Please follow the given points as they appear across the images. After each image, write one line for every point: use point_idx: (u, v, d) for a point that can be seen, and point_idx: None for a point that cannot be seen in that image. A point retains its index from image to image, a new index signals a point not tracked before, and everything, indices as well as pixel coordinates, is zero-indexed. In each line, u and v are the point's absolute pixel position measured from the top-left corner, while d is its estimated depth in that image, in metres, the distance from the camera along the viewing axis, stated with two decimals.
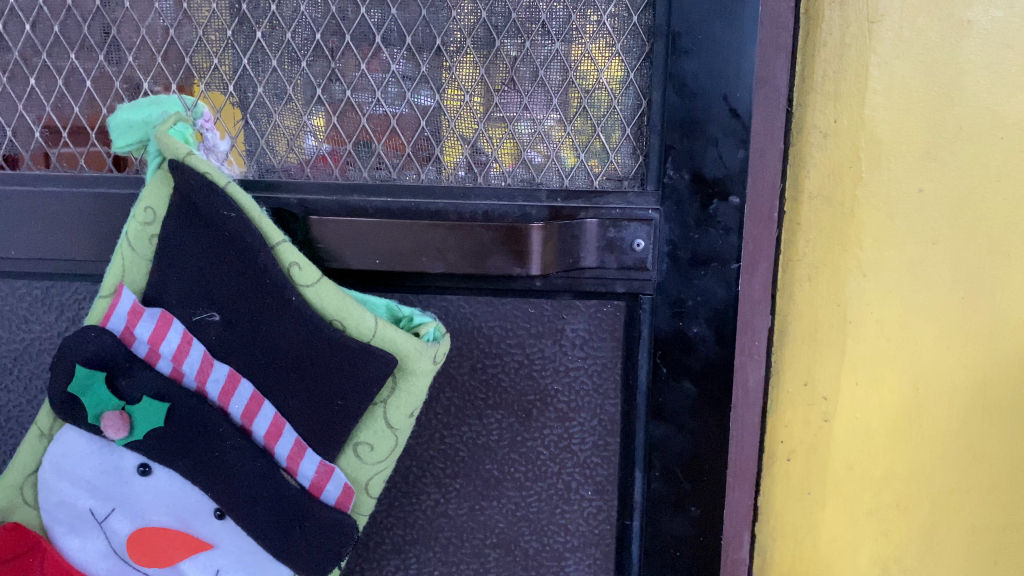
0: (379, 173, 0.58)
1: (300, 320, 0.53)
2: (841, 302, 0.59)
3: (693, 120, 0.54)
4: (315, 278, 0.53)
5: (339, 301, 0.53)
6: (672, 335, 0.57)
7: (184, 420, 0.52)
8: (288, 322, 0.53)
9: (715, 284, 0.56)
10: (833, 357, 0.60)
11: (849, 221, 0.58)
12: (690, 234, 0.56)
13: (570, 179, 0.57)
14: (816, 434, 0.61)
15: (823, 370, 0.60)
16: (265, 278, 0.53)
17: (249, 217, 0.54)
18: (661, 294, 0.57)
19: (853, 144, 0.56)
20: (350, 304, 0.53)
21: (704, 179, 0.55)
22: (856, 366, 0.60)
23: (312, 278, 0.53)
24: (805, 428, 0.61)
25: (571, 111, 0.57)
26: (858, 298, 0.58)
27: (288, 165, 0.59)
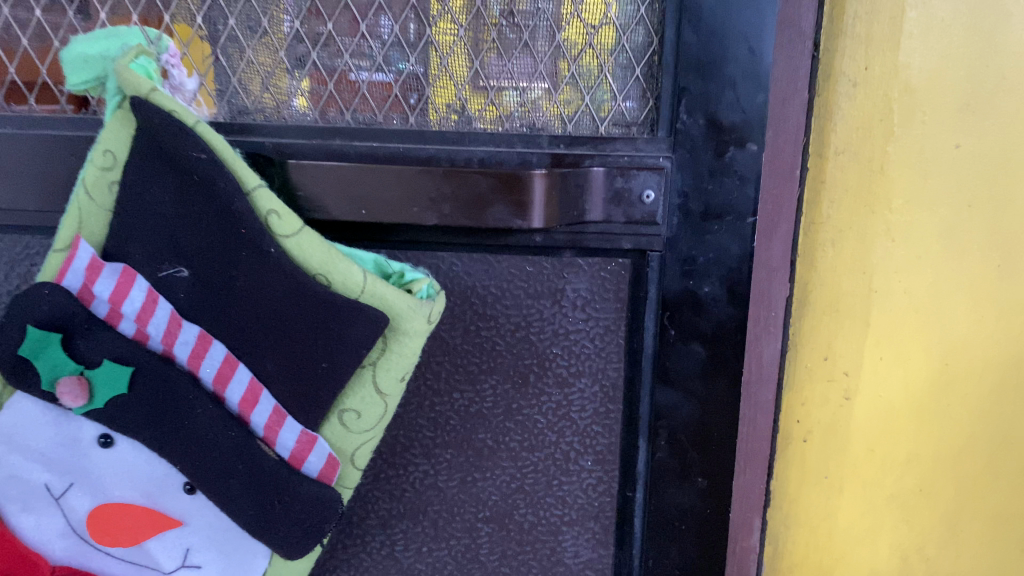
0: (362, 117, 0.53)
1: (280, 274, 0.48)
2: (867, 271, 0.58)
3: (712, 60, 0.49)
4: (297, 228, 0.48)
5: (321, 253, 0.48)
6: (681, 296, 0.53)
7: (149, 386, 0.47)
8: (265, 278, 0.48)
9: (730, 240, 0.51)
10: (856, 330, 0.59)
11: (878, 179, 0.56)
12: (703, 185, 0.51)
13: (573, 124, 0.53)
14: (835, 412, 0.61)
15: (844, 346, 0.60)
16: (239, 227, 0.47)
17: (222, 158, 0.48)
18: (671, 251, 0.52)
19: (882, 94, 0.55)
20: (335, 256, 0.48)
21: (720, 126, 0.50)
22: (881, 341, 0.59)
23: (292, 228, 0.48)
24: (825, 406, 0.61)
25: (574, 52, 0.52)
26: (887, 269, 0.58)
27: (263, 106, 0.53)
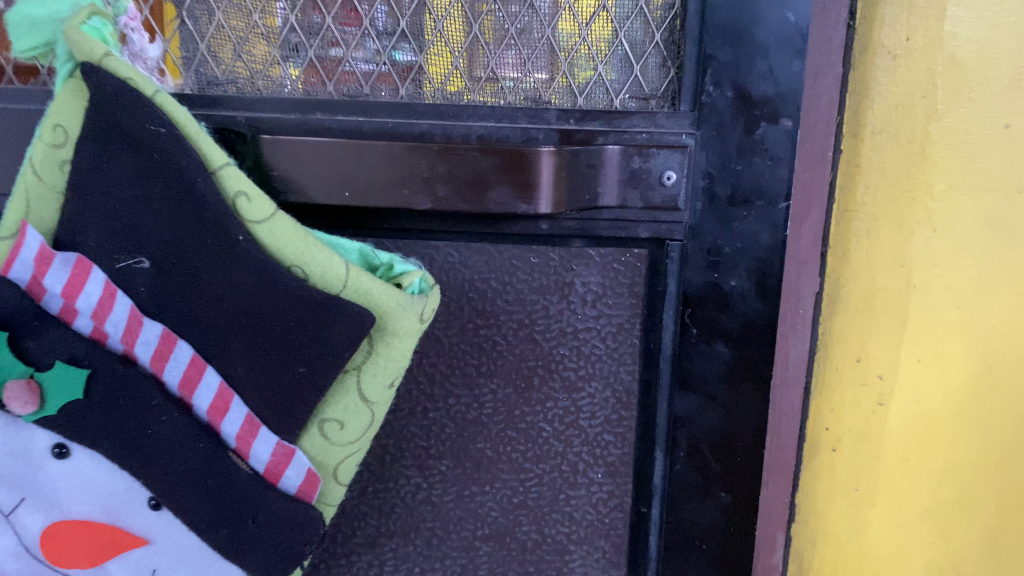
0: (346, 89, 0.47)
1: (250, 265, 0.42)
2: (905, 264, 0.52)
3: (741, 24, 0.43)
4: (268, 213, 0.43)
5: (296, 241, 0.43)
6: (704, 291, 0.47)
7: (108, 392, 0.41)
8: (232, 269, 0.42)
9: (759, 227, 0.46)
10: (890, 330, 0.53)
11: (919, 163, 0.50)
12: (731, 165, 0.45)
13: (584, 98, 0.47)
14: (867, 419, 0.55)
15: (877, 346, 0.54)
16: (203, 212, 0.42)
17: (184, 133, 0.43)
18: (694, 240, 0.47)
19: (926, 67, 0.48)
20: (312, 245, 0.43)
21: (751, 99, 0.44)
22: (919, 342, 0.53)
23: (263, 213, 0.43)
24: (856, 411, 0.55)
25: (586, 16, 0.45)
26: (927, 261, 0.52)
27: (235, 77, 0.47)
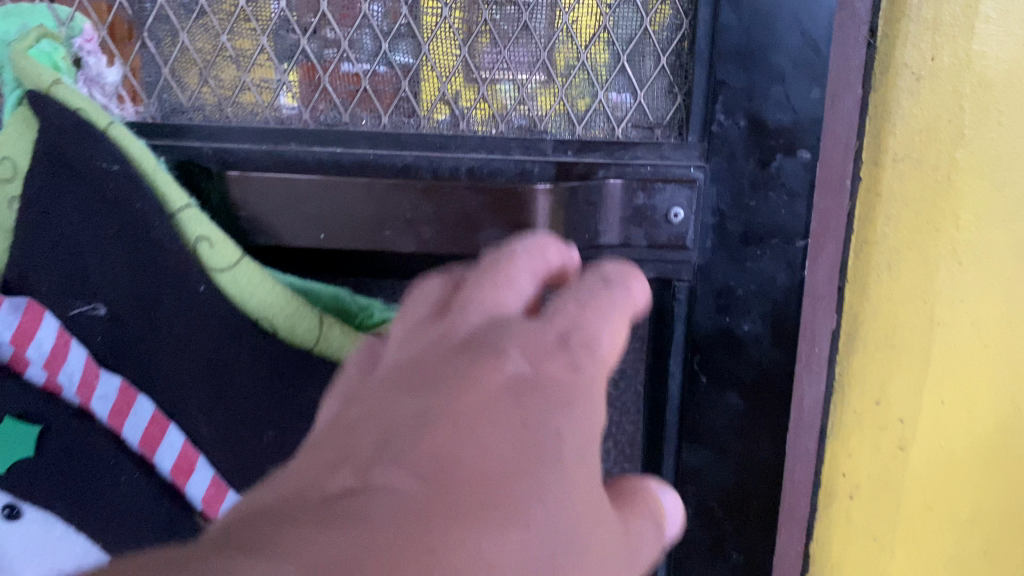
0: (323, 117, 0.43)
1: (214, 318, 0.39)
2: (928, 300, 0.47)
3: (754, 47, 0.39)
4: (232, 262, 0.39)
5: (267, 293, 0.39)
6: (714, 336, 0.43)
7: (65, 449, 0.37)
8: (194, 322, 0.39)
9: (774, 267, 0.42)
10: (913, 372, 0.48)
11: (945, 192, 0.45)
12: (744, 201, 0.41)
13: (584, 127, 0.43)
14: (887, 465, 0.51)
15: (898, 390, 0.49)
16: (162, 259, 0.39)
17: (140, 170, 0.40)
18: (704, 281, 0.43)
19: (952, 88, 0.43)
20: (285, 299, 0.40)
21: (766, 129, 0.40)
22: (943, 381, 0.49)
23: (230, 259, 0.39)
24: (875, 456, 0.51)
25: (585, 38, 0.41)
26: (951, 298, 0.47)
27: (202, 104, 0.43)
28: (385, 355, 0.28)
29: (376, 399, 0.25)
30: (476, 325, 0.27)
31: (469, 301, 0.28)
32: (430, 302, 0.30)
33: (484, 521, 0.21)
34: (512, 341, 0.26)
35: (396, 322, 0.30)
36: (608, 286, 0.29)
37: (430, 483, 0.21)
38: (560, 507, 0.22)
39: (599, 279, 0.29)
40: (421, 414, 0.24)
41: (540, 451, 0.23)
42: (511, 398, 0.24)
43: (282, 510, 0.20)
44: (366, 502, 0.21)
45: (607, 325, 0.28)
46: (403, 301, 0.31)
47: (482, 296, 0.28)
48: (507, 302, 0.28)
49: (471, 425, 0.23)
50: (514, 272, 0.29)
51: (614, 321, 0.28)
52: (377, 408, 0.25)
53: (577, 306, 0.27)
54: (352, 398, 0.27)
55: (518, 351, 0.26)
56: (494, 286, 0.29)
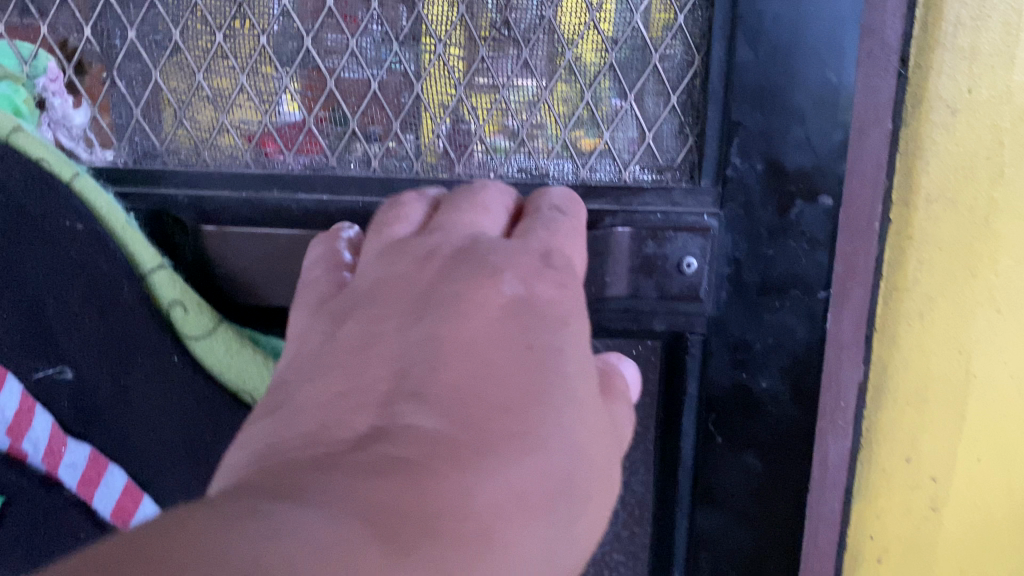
0: (309, 160, 0.39)
1: (183, 389, 0.37)
2: (963, 351, 0.43)
3: (772, 86, 0.36)
4: (206, 331, 0.36)
5: (245, 363, 0.36)
6: (730, 394, 0.40)
7: (32, 514, 0.38)
8: (161, 394, 0.37)
9: (794, 320, 0.39)
10: (946, 429, 0.44)
11: (981, 236, 0.40)
12: (761, 249, 0.38)
13: (589, 169, 0.40)
14: (918, 528, 0.46)
15: (929, 447, 0.45)
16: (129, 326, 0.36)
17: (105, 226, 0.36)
18: (718, 335, 0.40)
19: (991, 122, 0.39)
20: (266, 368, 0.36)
21: (785, 174, 0.37)
22: (978, 432, 0.44)
23: (204, 326, 0.36)
24: (906, 517, 0.46)
25: (589, 77, 0.38)
26: (981, 346, 0.42)
27: (178, 147, 0.39)
28: (371, 269, 0.29)
29: (373, 331, 0.26)
30: (465, 244, 0.29)
31: (447, 224, 0.30)
32: (409, 220, 0.31)
33: (507, 449, 0.22)
34: (502, 262, 0.27)
35: (373, 236, 0.31)
36: (570, 211, 0.32)
37: (454, 419, 0.23)
38: (573, 428, 0.24)
39: (559, 203, 0.32)
40: (427, 343, 0.25)
41: (548, 374, 0.25)
42: (513, 320, 0.26)
43: (323, 462, 0.21)
44: (397, 439, 0.22)
45: (573, 246, 0.30)
46: (375, 215, 0.33)
47: (459, 218, 0.30)
48: (483, 223, 0.30)
49: (475, 350, 0.25)
50: (488, 201, 0.31)
51: (575, 243, 0.31)
52: (378, 338, 0.26)
53: (546, 229, 0.30)
54: (348, 317, 0.28)
55: (512, 274, 0.27)
56: (467, 208, 0.31)
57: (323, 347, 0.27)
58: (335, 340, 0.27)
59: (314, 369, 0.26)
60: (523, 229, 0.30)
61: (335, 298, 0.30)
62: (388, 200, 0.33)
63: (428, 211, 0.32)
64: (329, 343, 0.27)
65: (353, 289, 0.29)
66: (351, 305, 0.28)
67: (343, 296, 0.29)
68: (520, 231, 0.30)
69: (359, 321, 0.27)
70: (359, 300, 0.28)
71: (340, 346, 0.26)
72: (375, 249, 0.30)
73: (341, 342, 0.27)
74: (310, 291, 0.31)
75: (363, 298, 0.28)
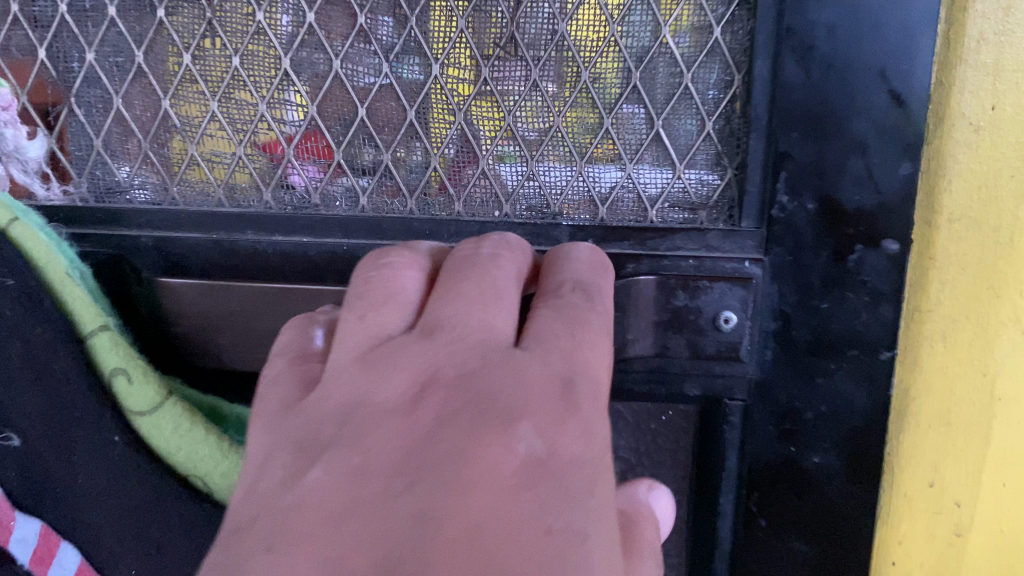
0: (290, 197, 0.35)
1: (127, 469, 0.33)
2: (989, 373, 0.35)
3: (825, 110, 0.31)
4: (151, 405, 0.32)
5: (197, 444, 0.33)
6: (776, 469, 0.34)
7: None
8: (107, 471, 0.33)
9: (851, 386, 0.33)
10: (971, 453, 0.36)
11: (1010, 250, 0.32)
12: (812, 303, 0.32)
13: (609, 206, 0.34)
14: (945, 556, 0.38)
15: (950, 477, 0.36)
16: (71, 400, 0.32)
17: (41, 278, 0.32)
18: (762, 402, 0.34)
19: (1017, 140, 0.31)
20: (220, 447, 0.33)
21: (842, 216, 0.31)
22: (1004, 462, 0.36)
23: (152, 401, 0.32)
24: (929, 545, 0.38)
25: (609, 101, 0.33)
26: (1005, 367, 0.34)
27: (143, 182, 0.35)
28: (347, 376, 0.24)
29: (345, 489, 0.20)
30: (470, 365, 0.23)
31: (451, 323, 0.24)
32: (400, 302, 0.25)
33: None
34: (518, 401, 0.22)
35: (350, 321, 0.25)
36: (592, 298, 0.27)
37: None
38: None
39: (579, 288, 0.27)
40: (416, 519, 0.19)
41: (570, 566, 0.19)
42: (524, 491, 0.20)
43: None
44: None
45: (598, 353, 0.26)
46: (353, 282, 0.26)
47: (463, 312, 0.25)
48: (497, 322, 0.25)
49: (479, 532, 0.19)
50: (499, 283, 0.26)
51: (600, 352, 0.26)
52: (355, 504, 0.20)
53: (569, 338, 0.25)
54: (313, 456, 0.22)
55: (530, 422, 0.22)
56: (476, 296, 0.25)
57: (278, 495, 0.21)
58: (296, 490, 0.21)
59: (264, 528, 0.20)
60: (541, 332, 0.25)
61: (299, 413, 0.24)
62: (370, 258, 0.26)
63: (424, 282, 0.26)
64: (287, 492, 0.21)
65: (322, 404, 0.23)
66: (320, 436, 0.22)
67: (309, 418, 0.23)
68: (537, 334, 0.25)
69: (331, 469, 0.21)
70: (330, 432, 0.22)
71: (301, 500, 0.21)
72: (354, 346, 0.24)
73: (302, 495, 0.21)
74: (270, 395, 0.25)
75: (336, 429, 0.22)
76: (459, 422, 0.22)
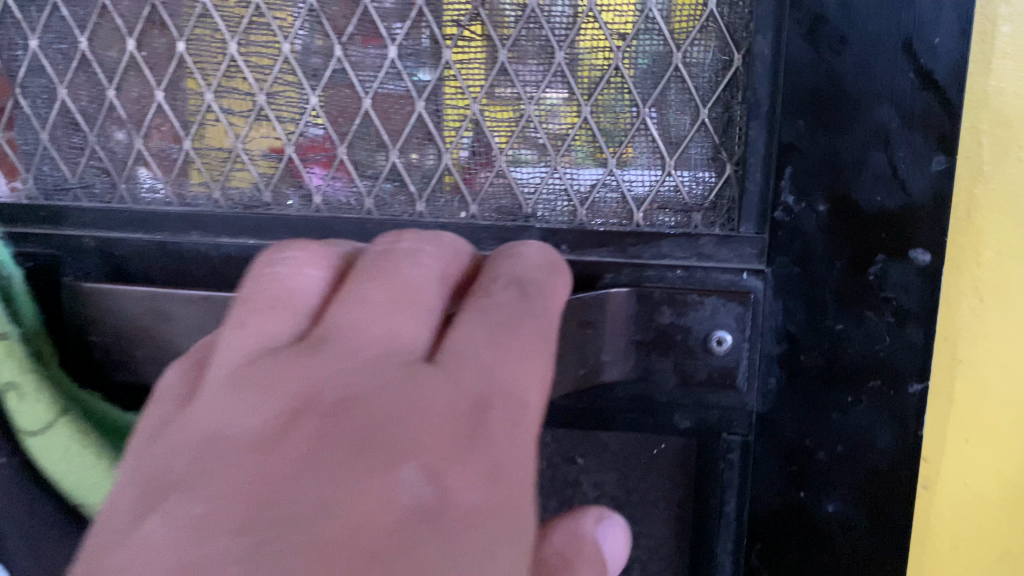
0: (240, 195, 0.32)
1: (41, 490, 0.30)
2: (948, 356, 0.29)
3: (837, 93, 0.26)
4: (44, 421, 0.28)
5: (88, 470, 0.29)
6: (781, 517, 0.29)
7: None
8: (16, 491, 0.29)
9: (872, 423, 0.28)
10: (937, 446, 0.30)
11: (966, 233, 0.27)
12: (824, 322, 0.27)
13: (588, 206, 0.30)
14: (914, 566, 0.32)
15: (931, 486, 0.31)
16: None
17: None
18: (766, 439, 0.29)
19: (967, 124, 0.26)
20: (112, 478, 0.29)
21: (859, 219, 0.26)
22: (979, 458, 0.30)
23: (42, 417, 0.28)
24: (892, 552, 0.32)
25: (588, 85, 0.29)
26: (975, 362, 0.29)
27: (91, 179, 0.33)
28: (216, 397, 0.20)
29: (179, 551, 0.16)
30: (355, 390, 0.19)
31: (346, 333, 0.21)
32: (294, 307, 0.22)
33: None
34: (409, 437, 0.19)
35: (230, 329, 0.21)
36: (530, 294, 0.23)
37: None
38: None
39: (515, 283, 0.23)
40: None
41: None
42: (403, 550, 0.17)
43: None
44: None
45: (529, 371, 0.22)
46: (243, 282, 0.22)
47: (365, 321, 0.21)
48: (403, 333, 0.21)
49: None
50: (412, 286, 0.22)
51: (534, 370, 0.22)
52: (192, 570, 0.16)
53: (493, 351, 0.21)
54: (155, 501, 0.18)
55: (420, 463, 0.18)
56: (385, 299, 0.21)
57: (107, 553, 0.17)
58: (125, 547, 0.17)
59: None
60: (459, 344, 0.21)
61: (157, 441, 0.20)
62: (264, 259, 0.23)
63: (330, 281, 0.23)
64: (118, 548, 0.17)
65: (181, 431, 0.19)
66: (170, 472, 0.18)
67: (163, 448, 0.19)
68: (455, 346, 0.21)
69: (170, 521, 0.17)
70: (180, 468, 0.18)
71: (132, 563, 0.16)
72: (230, 361, 0.20)
73: (131, 555, 0.17)
74: (149, 416, 0.22)
75: (186, 464, 0.18)
76: (332, 460, 0.18)
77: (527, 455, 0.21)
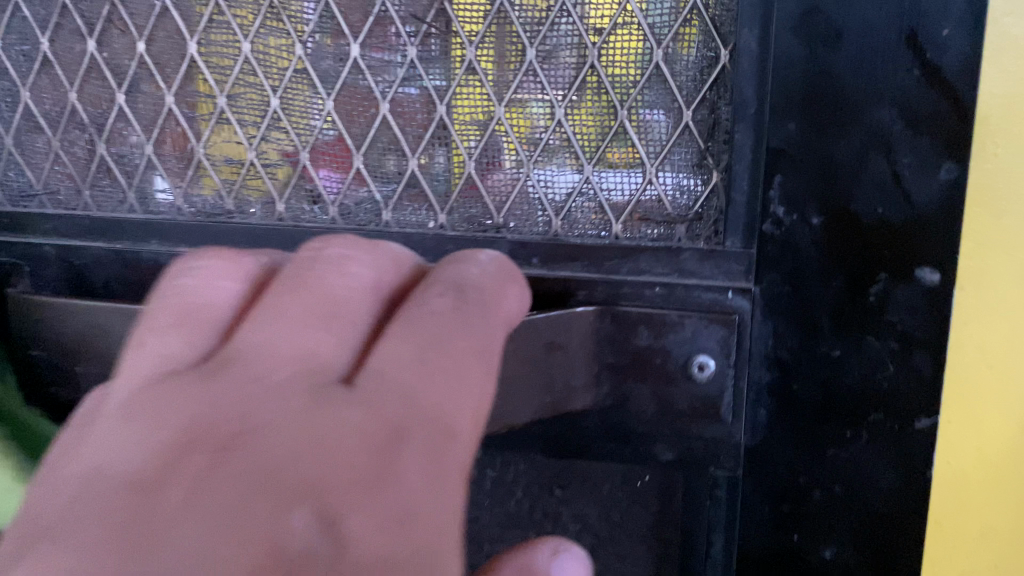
0: (203, 202, 0.30)
1: None
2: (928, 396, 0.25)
3: (831, 92, 0.23)
4: None
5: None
6: (772, 559, 0.27)
7: None
8: None
9: (875, 462, 0.25)
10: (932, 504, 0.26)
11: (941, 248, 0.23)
12: (820, 348, 0.25)
13: (564, 216, 0.27)
14: None
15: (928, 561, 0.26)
16: None
17: None
18: (756, 475, 0.26)
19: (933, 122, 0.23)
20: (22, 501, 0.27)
21: (856, 232, 0.24)
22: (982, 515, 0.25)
23: None
24: None
25: (562, 85, 0.26)
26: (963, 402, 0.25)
27: (57, 184, 0.32)
28: (105, 431, 0.18)
29: None
30: (252, 420, 0.18)
31: (251, 353, 0.19)
32: (208, 323, 0.20)
33: None
34: (307, 474, 0.17)
35: (131, 354, 0.20)
36: (468, 300, 0.21)
37: None
38: None
39: (453, 288, 0.21)
40: None
41: None
42: None
43: None
44: None
45: (460, 393, 0.20)
46: (151, 301, 0.21)
47: (278, 337, 0.19)
48: (320, 351, 0.19)
49: None
50: (333, 301, 0.20)
51: (468, 393, 0.20)
52: None
53: (419, 371, 0.19)
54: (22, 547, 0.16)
55: (317, 505, 0.16)
56: (302, 314, 0.20)
57: None
58: None
59: None
60: (381, 363, 0.19)
61: (42, 482, 0.18)
62: (175, 269, 0.22)
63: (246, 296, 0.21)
64: None
65: (64, 468, 0.17)
66: (43, 515, 0.16)
67: (46, 488, 0.17)
68: (375, 368, 0.19)
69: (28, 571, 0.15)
70: (54, 510, 0.16)
71: None
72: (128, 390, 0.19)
73: None
74: None
75: (62, 507, 0.16)
76: (216, 502, 0.16)
77: (451, 492, 0.18)
